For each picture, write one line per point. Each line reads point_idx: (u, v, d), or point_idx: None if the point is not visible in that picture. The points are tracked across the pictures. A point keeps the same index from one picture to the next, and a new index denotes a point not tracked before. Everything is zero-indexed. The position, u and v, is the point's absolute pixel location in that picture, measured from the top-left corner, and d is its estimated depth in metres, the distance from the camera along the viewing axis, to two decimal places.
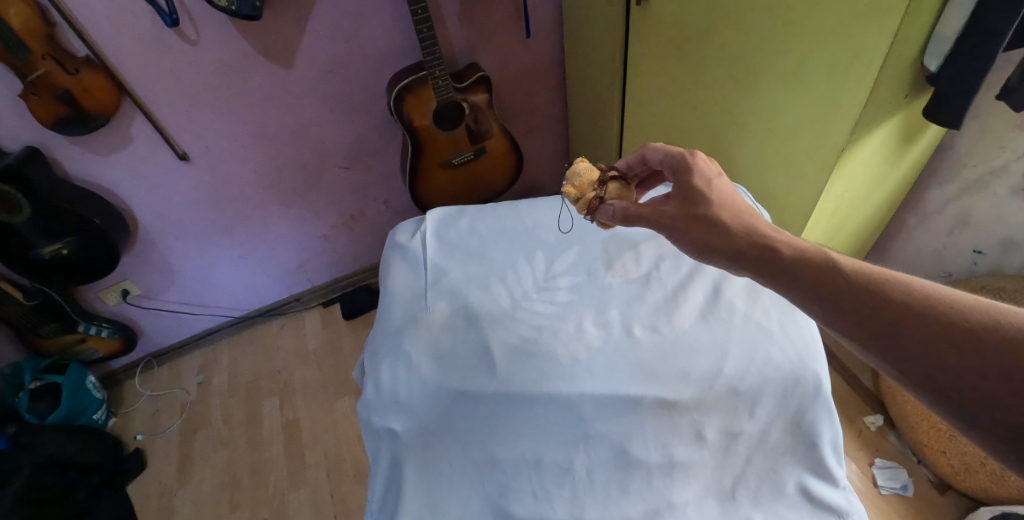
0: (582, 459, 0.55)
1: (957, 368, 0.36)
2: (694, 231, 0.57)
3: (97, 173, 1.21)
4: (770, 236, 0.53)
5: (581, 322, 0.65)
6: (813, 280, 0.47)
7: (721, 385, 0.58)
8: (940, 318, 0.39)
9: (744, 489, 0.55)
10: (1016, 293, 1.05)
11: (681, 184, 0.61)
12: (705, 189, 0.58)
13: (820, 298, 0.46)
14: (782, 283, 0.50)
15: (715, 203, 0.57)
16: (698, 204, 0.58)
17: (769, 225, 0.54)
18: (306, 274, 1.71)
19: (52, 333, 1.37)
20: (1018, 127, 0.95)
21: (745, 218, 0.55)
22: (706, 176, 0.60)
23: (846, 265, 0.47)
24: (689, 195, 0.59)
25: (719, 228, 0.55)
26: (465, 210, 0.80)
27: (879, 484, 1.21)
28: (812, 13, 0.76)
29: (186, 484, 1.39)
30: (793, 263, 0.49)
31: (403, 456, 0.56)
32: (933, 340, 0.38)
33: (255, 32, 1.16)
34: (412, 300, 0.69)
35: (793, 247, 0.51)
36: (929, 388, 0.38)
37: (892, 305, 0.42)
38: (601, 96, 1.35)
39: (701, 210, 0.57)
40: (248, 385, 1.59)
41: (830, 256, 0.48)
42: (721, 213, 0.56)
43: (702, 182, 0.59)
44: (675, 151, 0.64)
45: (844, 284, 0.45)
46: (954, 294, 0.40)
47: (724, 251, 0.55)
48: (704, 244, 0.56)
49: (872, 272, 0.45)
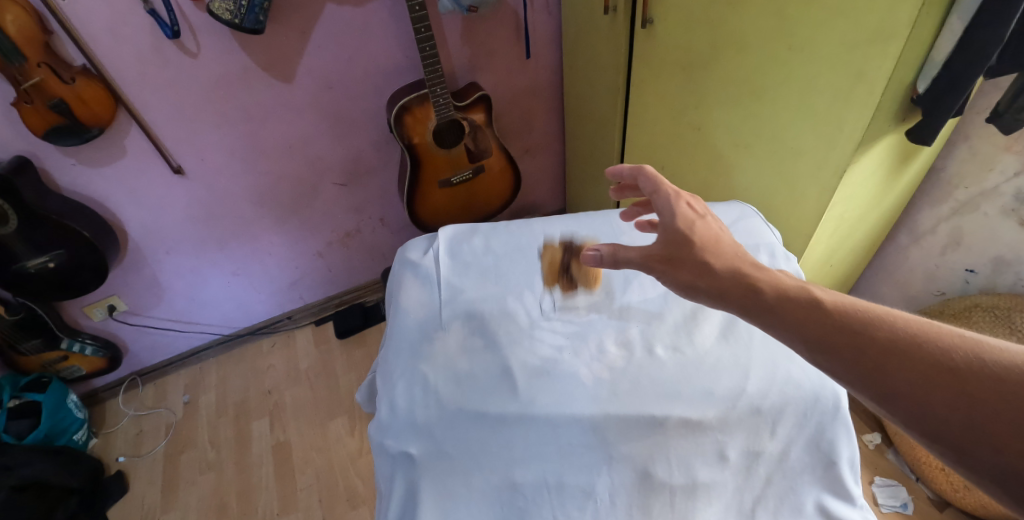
0: (605, 483, 0.54)
1: (942, 410, 0.36)
2: (677, 273, 0.56)
3: (88, 185, 1.18)
4: (753, 275, 0.51)
5: (602, 343, 0.64)
6: (796, 318, 0.46)
7: (744, 405, 0.57)
8: (931, 361, 0.38)
9: (764, 509, 0.56)
10: (1009, 311, 1.07)
11: (665, 226, 0.59)
12: (688, 235, 0.57)
13: (801, 334, 0.45)
14: (764, 320, 0.48)
15: (699, 247, 0.56)
16: (683, 246, 0.57)
17: (753, 262, 0.53)
18: (299, 291, 1.68)
19: (34, 350, 1.32)
20: (1007, 149, 0.98)
21: (729, 258, 0.54)
22: (690, 215, 0.59)
23: (830, 302, 0.45)
24: (672, 238, 0.58)
25: (702, 268, 0.54)
26: (477, 228, 0.79)
27: (880, 502, 1.21)
28: (818, 36, 0.78)
29: (170, 508, 1.33)
30: (778, 299, 0.48)
31: (419, 481, 0.54)
32: (923, 380, 0.38)
33: (257, 46, 1.15)
34: (425, 320, 0.68)
35: (774, 284, 0.49)
36: (925, 434, 0.37)
37: (875, 344, 0.41)
38: (603, 118, 1.38)
39: (684, 252, 0.56)
40: (237, 404, 1.55)
41: (812, 293, 0.47)
42: (707, 255, 0.55)
43: (685, 226, 0.58)
44: (663, 189, 0.62)
45: (826, 322, 0.44)
46: (945, 332, 0.40)
47: (707, 289, 0.53)
48: (687, 284, 0.55)
49: (859, 309, 0.44)
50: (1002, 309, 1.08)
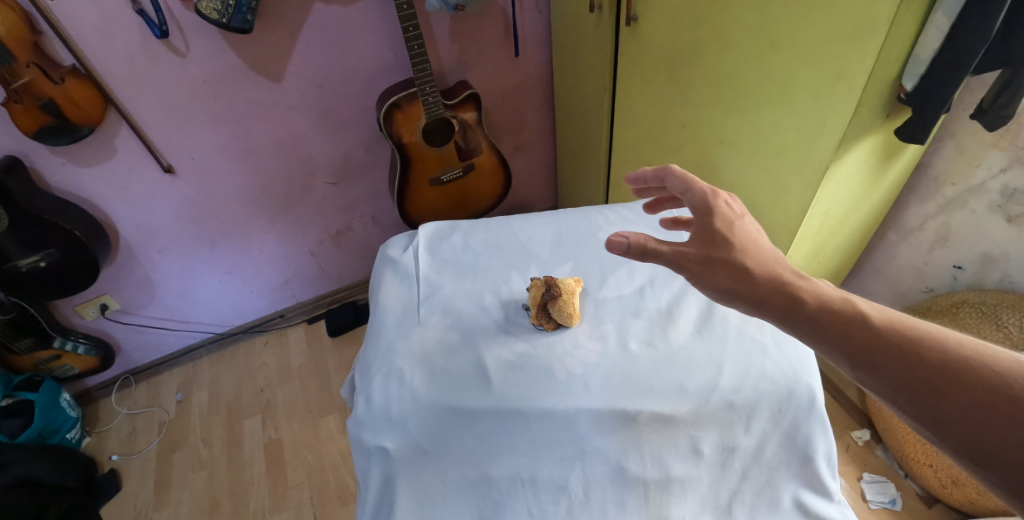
0: (578, 477, 0.55)
1: (988, 436, 0.34)
2: (714, 274, 0.52)
3: (78, 184, 1.18)
4: (794, 283, 0.48)
5: (577, 338, 0.64)
6: (837, 329, 0.43)
7: (717, 399, 0.58)
8: (979, 383, 0.35)
9: (741, 505, 0.57)
10: (996, 306, 1.07)
11: (702, 224, 0.56)
12: (726, 234, 0.54)
13: (841, 346, 0.43)
14: (806, 331, 0.45)
15: (738, 247, 0.53)
16: (721, 247, 0.53)
17: (792, 268, 0.50)
18: (291, 290, 1.68)
19: (26, 349, 1.33)
20: (993, 145, 0.99)
21: (769, 263, 0.51)
22: (726, 215, 0.56)
23: (876, 316, 0.42)
24: (709, 236, 0.55)
25: (741, 272, 0.51)
26: (457, 225, 0.80)
27: (868, 498, 1.21)
28: (800, 32, 0.78)
29: (163, 506, 1.34)
30: (818, 310, 0.45)
31: (395, 475, 0.55)
32: (975, 407, 0.35)
33: (246, 45, 1.15)
34: (403, 317, 0.68)
35: (818, 295, 0.46)
36: (967, 457, 0.35)
37: (926, 365, 0.38)
38: (591, 115, 1.38)
39: (721, 252, 0.53)
40: (230, 403, 1.55)
41: (855, 304, 0.44)
42: (745, 258, 0.52)
43: (724, 224, 0.55)
44: (698, 187, 0.60)
45: (873, 337, 0.41)
46: (999, 353, 0.37)
47: (746, 296, 0.50)
48: (727, 288, 0.51)
49: (906, 324, 0.41)
50: (988, 305, 1.08)
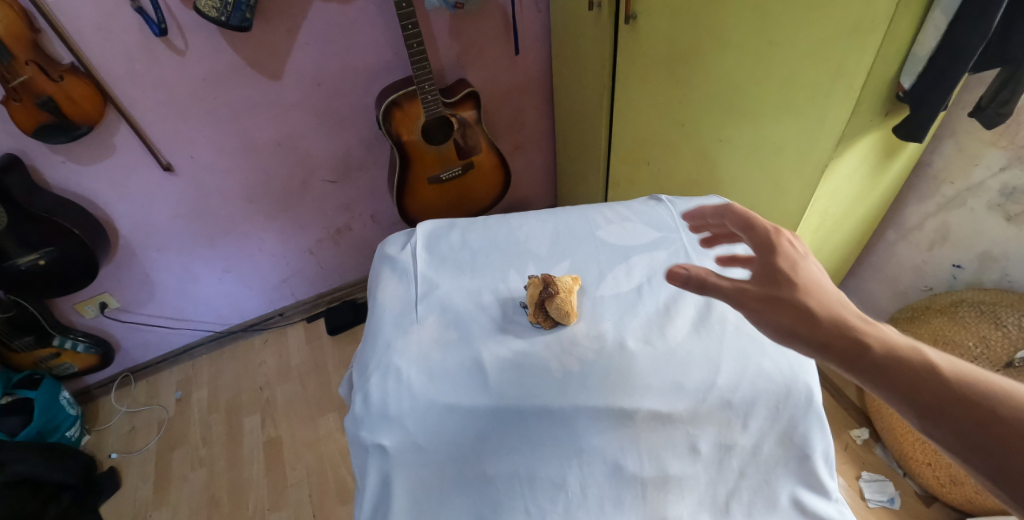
0: (575, 475, 0.56)
1: None
2: (776, 314, 0.49)
3: (77, 182, 1.18)
4: (859, 327, 0.46)
5: (575, 336, 0.64)
6: (907, 381, 0.41)
7: (715, 397, 0.58)
8: None
9: (737, 504, 0.58)
10: (995, 305, 1.06)
11: (764, 261, 0.54)
12: (789, 273, 0.51)
13: (912, 399, 0.41)
14: (872, 381, 0.43)
15: (802, 288, 0.50)
16: (785, 287, 0.50)
17: (855, 312, 0.48)
18: (290, 288, 1.68)
19: (26, 347, 1.33)
20: (992, 144, 0.98)
21: (832, 306, 0.48)
22: (789, 255, 0.54)
23: (950, 370, 0.41)
24: (771, 275, 0.52)
25: (804, 313, 0.48)
26: (455, 223, 0.80)
27: (867, 497, 1.21)
28: (799, 30, 0.78)
29: (162, 504, 1.34)
30: (887, 360, 0.43)
31: (394, 473, 0.55)
32: None
33: (245, 43, 1.15)
34: (401, 314, 0.68)
35: (887, 343, 0.44)
36: None
37: (1014, 431, 0.37)
38: (590, 113, 1.38)
39: (785, 293, 0.50)
40: (229, 401, 1.55)
41: (926, 355, 0.42)
42: (808, 299, 0.49)
43: (786, 263, 0.53)
44: (761, 225, 0.58)
45: (948, 394, 0.40)
46: None
47: (808, 339, 0.47)
48: (788, 329, 0.48)
49: (982, 380, 0.40)
50: (988, 304, 1.07)
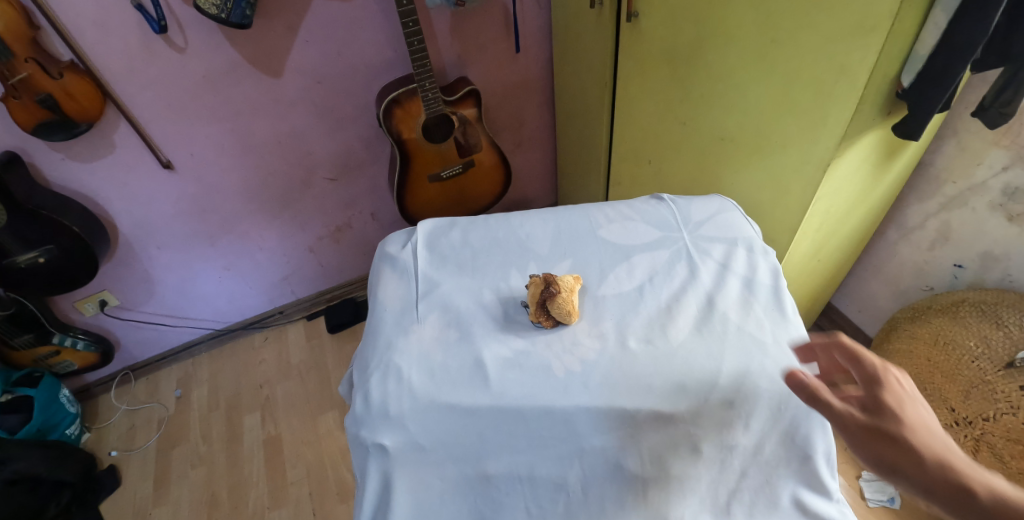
0: (575, 474, 0.54)
1: None
2: (876, 448, 0.44)
3: (76, 180, 1.17)
4: (968, 474, 0.41)
5: (576, 336, 0.64)
6: None
7: (716, 397, 0.58)
8: None
9: (740, 505, 0.54)
10: (996, 305, 1.04)
11: (868, 391, 0.47)
12: (895, 408, 0.45)
13: None
14: None
15: (909, 426, 0.44)
16: (889, 420, 0.45)
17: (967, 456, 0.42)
18: (290, 286, 1.68)
19: (26, 344, 1.33)
20: (994, 143, 0.98)
21: (940, 450, 0.42)
22: (897, 392, 0.47)
23: None
24: (874, 407, 0.46)
25: (907, 454, 0.43)
26: (456, 221, 0.80)
27: (867, 496, 1.21)
28: (802, 28, 0.77)
29: (162, 502, 1.34)
30: (1002, 517, 0.38)
31: (394, 472, 0.54)
32: None
33: (244, 40, 1.15)
34: (402, 313, 0.68)
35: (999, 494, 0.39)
36: None
37: None
38: (591, 111, 1.37)
39: (889, 428, 0.44)
40: (229, 399, 1.55)
41: None
42: (914, 438, 0.43)
43: (894, 397, 0.46)
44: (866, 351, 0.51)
45: None
46: None
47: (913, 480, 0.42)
48: (891, 465, 0.43)
49: None
50: (989, 304, 1.05)
